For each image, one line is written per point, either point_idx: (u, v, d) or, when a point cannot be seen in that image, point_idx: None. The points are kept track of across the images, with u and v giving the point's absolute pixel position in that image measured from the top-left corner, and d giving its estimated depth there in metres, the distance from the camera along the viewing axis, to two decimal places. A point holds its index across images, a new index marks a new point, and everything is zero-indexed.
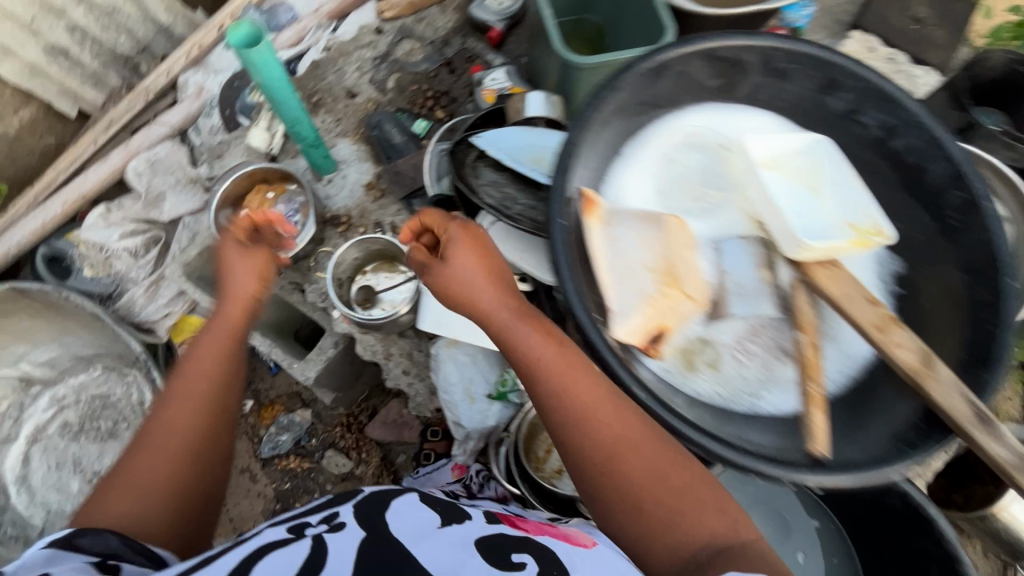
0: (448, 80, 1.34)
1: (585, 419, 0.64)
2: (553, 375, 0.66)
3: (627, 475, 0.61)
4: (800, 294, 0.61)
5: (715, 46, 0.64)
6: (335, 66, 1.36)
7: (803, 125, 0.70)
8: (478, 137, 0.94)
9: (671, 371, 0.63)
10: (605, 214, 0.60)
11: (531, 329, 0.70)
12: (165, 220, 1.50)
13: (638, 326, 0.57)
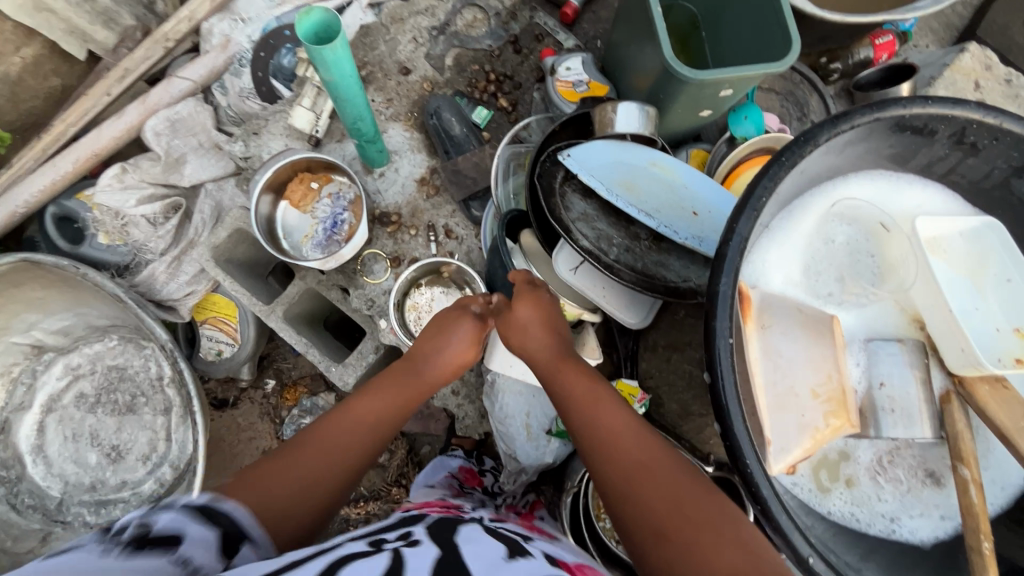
0: (513, 62, 1.20)
1: (609, 449, 0.57)
2: (580, 401, 0.62)
3: (642, 505, 0.52)
4: (958, 417, 0.54)
5: (907, 115, 0.53)
6: (387, 34, 1.20)
7: (974, 206, 0.61)
8: (568, 156, 0.81)
9: (802, 485, 0.57)
10: (758, 313, 0.52)
11: (581, 377, 0.65)
12: (186, 187, 1.36)
13: (792, 455, 0.49)
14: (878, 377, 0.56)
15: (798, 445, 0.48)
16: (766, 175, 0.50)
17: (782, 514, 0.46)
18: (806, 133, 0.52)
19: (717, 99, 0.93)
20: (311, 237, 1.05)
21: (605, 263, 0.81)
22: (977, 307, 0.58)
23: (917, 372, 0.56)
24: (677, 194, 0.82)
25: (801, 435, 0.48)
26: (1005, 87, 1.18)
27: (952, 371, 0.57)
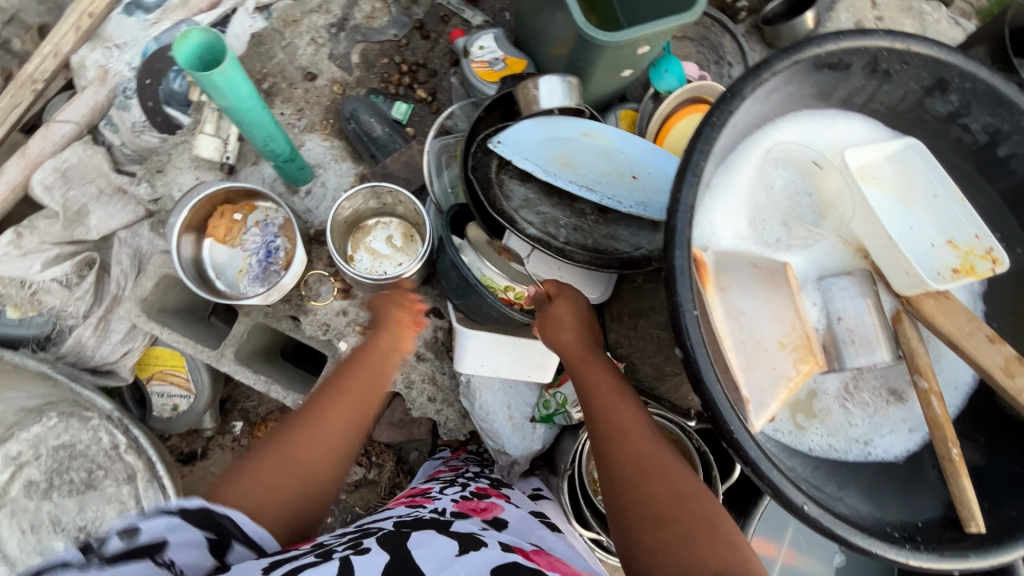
0: (423, 48, 1.14)
1: (622, 441, 0.61)
2: (597, 397, 0.66)
3: (642, 493, 0.57)
4: (911, 335, 0.57)
5: (823, 52, 0.53)
6: (282, 39, 1.11)
7: (895, 130, 0.63)
8: (499, 143, 0.79)
9: (781, 428, 0.58)
10: (715, 275, 0.52)
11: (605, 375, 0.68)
12: (95, 239, 1.24)
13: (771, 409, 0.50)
14: (836, 311, 0.58)
15: (776, 398, 0.49)
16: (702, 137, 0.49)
17: (771, 470, 0.47)
18: (731, 88, 0.51)
19: (636, 57, 0.91)
20: (246, 271, 0.99)
21: (556, 247, 0.80)
22: (911, 227, 0.61)
23: (869, 301, 0.58)
24: (614, 160, 0.80)
25: (778, 388, 0.49)
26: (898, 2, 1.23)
27: (900, 293, 0.59)
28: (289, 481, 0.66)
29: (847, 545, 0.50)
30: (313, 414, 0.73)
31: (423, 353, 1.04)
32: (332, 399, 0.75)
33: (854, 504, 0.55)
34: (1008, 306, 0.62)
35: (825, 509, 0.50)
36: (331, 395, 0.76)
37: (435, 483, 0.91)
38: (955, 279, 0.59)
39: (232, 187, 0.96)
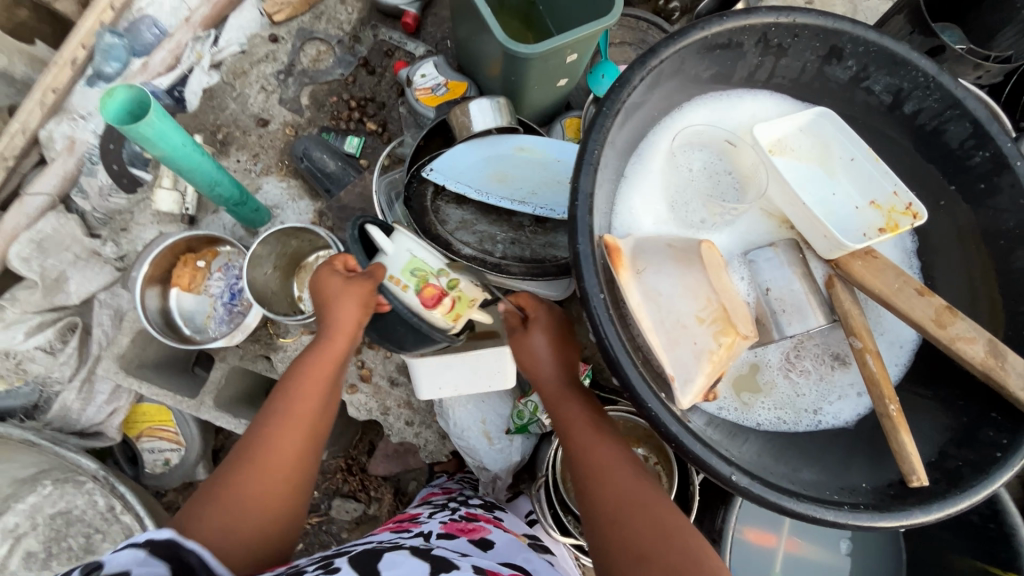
0: (370, 83, 1.18)
1: (602, 481, 0.61)
2: (579, 435, 0.65)
3: (629, 535, 0.56)
4: (843, 298, 0.57)
5: (709, 35, 0.55)
6: (233, 91, 1.16)
7: (804, 101, 0.64)
8: (432, 171, 0.83)
9: (726, 406, 0.58)
10: (632, 259, 0.53)
11: (582, 410, 0.67)
12: (76, 303, 1.26)
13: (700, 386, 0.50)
14: (766, 282, 0.58)
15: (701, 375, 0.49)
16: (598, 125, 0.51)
17: (695, 444, 0.48)
18: (619, 79, 0.53)
19: (567, 66, 0.94)
20: (213, 316, 1.01)
21: (494, 264, 0.82)
22: (834, 192, 0.62)
23: (797, 270, 0.58)
24: (551, 170, 0.83)
25: (702, 363, 0.49)
26: None
27: (827, 257, 0.59)
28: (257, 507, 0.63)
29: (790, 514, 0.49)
30: (268, 424, 0.67)
31: (396, 378, 1.05)
32: (287, 397, 0.69)
33: (808, 478, 0.54)
34: (938, 260, 0.62)
35: (762, 479, 0.50)
36: (284, 397, 0.69)
37: (425, 507, 0.91)
38: (881, 236, 0.58)
39: (191, 237, 0.98)
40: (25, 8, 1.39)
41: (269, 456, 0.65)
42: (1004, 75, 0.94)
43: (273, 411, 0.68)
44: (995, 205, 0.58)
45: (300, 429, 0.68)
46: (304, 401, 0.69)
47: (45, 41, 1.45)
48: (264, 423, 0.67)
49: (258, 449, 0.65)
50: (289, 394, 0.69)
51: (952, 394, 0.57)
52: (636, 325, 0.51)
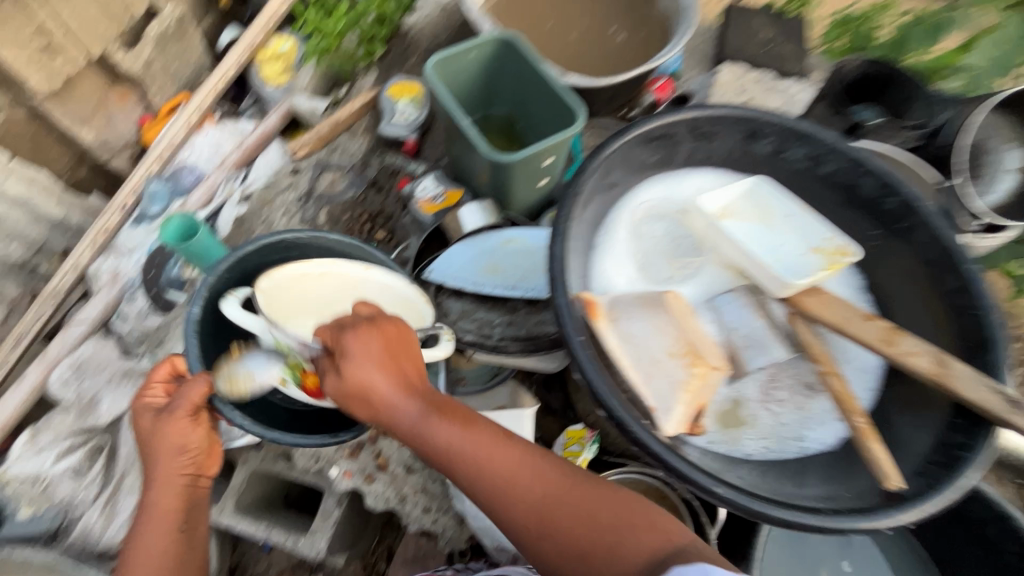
0: (378, 199, 1.35)
1: (511, 482, 0.67)
2: (469, 446, 0.68)
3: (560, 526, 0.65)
4: (803, 330, 0.65)
5: (649, 128, 0.69)
6: (261, 216, 1.34)
7: (744, 173, 0.76)
8: (432, 272, 0.95)
9: (716, 441, 0.62)
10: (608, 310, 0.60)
11: (450, 424, 0.69)
12: (106, 423, 1.34)
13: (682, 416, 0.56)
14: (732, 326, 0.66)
15: (679, 404, 0.56)
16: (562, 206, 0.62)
17: (682, 464, 0.53)
18: (580, 166, 0.66)
19: (546, 168, 1.10)
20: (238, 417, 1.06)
21: (493, 345, 0.90)
22: (784, 243, 0.70)
23: (755, 311, 0.66)
24: (537, 256, 0.95)
25: (678, 394, 0.56)
26: (761, 84, 1.49)
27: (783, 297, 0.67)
28: None
29: (783, 524, 0.52)
30: (149, 545, 0.81)
31: (412, 464, 1.08)
32: (155, 517, 0.82)
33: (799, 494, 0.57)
34: (886, 291, 0.70)
35: (750, 493, 0.54)
36: (149, 519, 0.82)
37: None
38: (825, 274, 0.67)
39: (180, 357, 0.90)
40: (85, 169, 1.64)
41: (159, 564, 0.80)
42: (923, 137, 1.09)
43: (144, 537, 0.81)
44: (918, 238, 0.68)
45: (176, 525, 0.84)
46: (167, 512, 0.83)
47: (99, 194, 1.68)
48: (144, 546, 0.81)
49: (146, 563, 0.80)
50: (151, 516, 0.83)
51: (924, 403, 0.61)
52: (618, 367, 0.58)
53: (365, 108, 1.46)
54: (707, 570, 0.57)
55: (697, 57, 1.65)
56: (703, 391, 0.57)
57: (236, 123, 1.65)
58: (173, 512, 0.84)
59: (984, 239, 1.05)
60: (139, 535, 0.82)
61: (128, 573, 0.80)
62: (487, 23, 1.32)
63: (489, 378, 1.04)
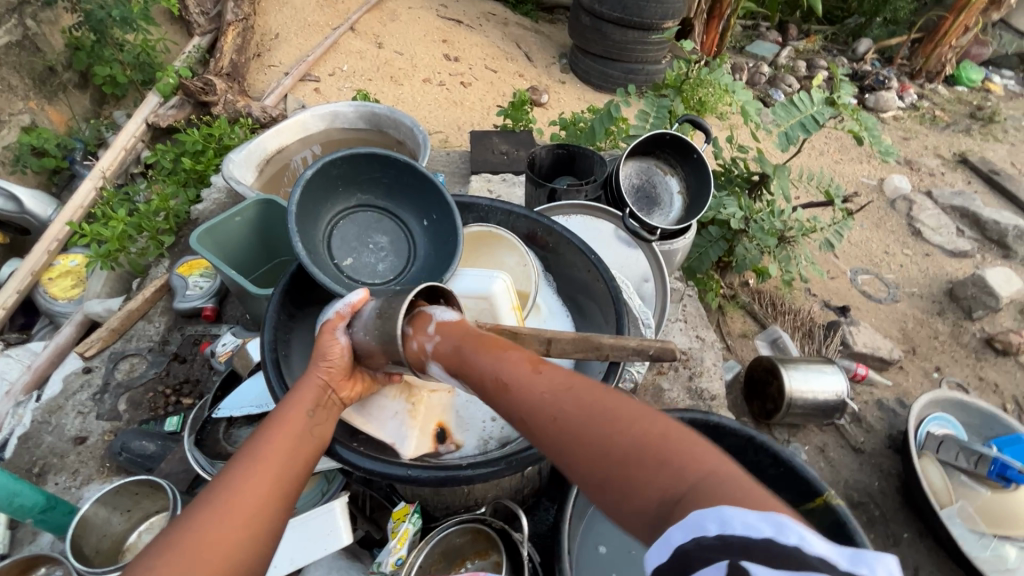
0: (182, 369, 1.37)
1: (547, 395, 0.58)
2: (527, 391, 0.60)
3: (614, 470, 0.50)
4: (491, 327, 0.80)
5: (398, 245, 1.04)
6: (49, 425, 1.28)
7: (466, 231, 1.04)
8: (219, 408, 1.06)
9: (464, 450, 0.87)
10: None
11: (519, 367, 0.62)
12: None
13: (413, 440, 0.83)
14: (366, 333, 0.73)
15: (407, 433, 0.82)
16: (275, 332, 0.87)
17: (368, 464, 0.77)
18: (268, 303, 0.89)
19: None
20: None
21: None
22: (489, 281, 0.90)
23: None
24: None
25: (405, 426, 0.83)
26: (504, 183, 1.88)
27: (479, 312, 0.88)
28: (225, 537, 0.54)
29: (452, 481, 0.76)
30: (208, 514, 0.55)
31: None
32: (285, 429, 0.65)
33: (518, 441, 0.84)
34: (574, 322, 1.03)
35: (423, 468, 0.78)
36: (253, 467, 0.60)
37: None
38: (512, 307, 0.89)
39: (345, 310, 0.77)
40: None
41: (231, 531, 0.55)
42: (601, 186, 1.47)
43: (238, 479, 0.59)
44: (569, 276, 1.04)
45: (290, 467, 0.63)
46: (298, 422, 0.66)
47: None
48: (226, 476, 0.59)
49: (200, 539, 0.53)
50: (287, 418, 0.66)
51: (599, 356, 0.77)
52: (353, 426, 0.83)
53: (159, 293, 1.53)
54: (728, 520, 0.41)
55: (454, 182, 2.04)
56: (424, 413, 0.86)
57: (24, 347, 1.61)
58: (282, 481, 0.61)
59: (667, 243, 1.40)
60: (244, 457, 0.61)
61: (217, 486, 0.58)
62: (254, 192, 1.52)
63: (319, 497, 1.06)
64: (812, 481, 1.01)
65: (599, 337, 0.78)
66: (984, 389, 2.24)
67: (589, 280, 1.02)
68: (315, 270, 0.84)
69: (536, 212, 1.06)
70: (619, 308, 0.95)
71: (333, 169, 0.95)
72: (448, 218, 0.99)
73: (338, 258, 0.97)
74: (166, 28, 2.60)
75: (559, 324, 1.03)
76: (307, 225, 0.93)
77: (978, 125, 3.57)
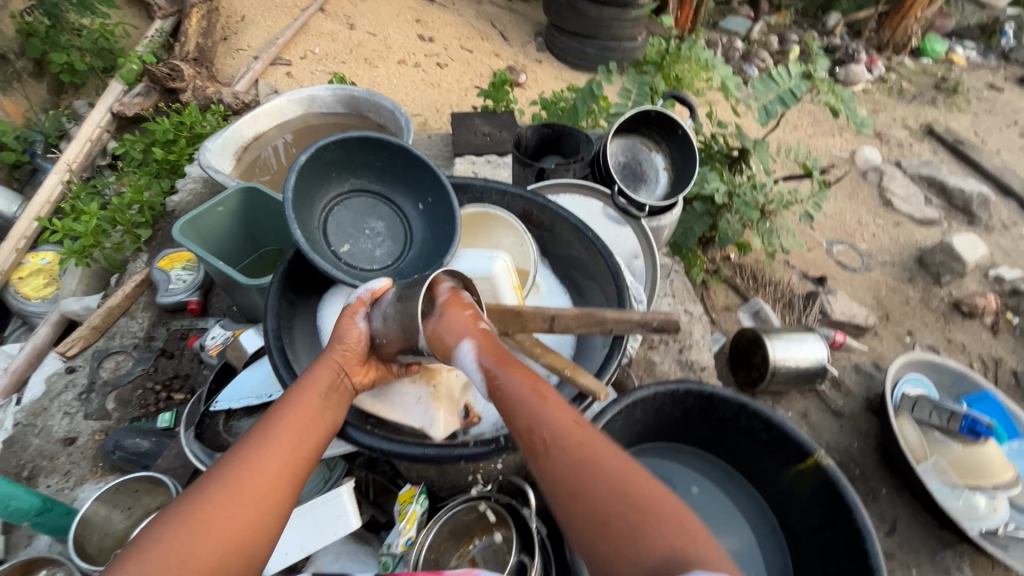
0: (171, 365, 1.35)
1: (561, 427, 0.61)
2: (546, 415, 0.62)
3: (627, 530, 0.53)
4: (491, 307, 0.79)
5: (394, 230, 1.03)
6: (35, 428, 1.24)
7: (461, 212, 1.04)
8: (216, 401, 1.05)
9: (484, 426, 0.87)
10: None
11: (536, 397, 0.64)
12: None
13: (441, 419, 0.82)
14: (386, 322, 0.74)
15: (435, 415, 0.82)
16: (277, 320, 0.85)
17: (387, 446, 0.78)
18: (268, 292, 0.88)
19: None
20: None
21: None
22: (489, 262, 0.90)
23: None
24: None
25: (430, 409, 0.83)
26: (488, 164, 1.87)
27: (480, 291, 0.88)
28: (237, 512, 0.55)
29: (468, 457, 0.78)
30: (222, 488, 0.56)
31: None
32: (301, 409, 0.65)
33: None
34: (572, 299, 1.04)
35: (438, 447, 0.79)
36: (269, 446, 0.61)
37: None
38: (513, 286, 0.90)
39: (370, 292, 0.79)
40: None
41: (248, 507, 0.56)
42: (589, 164, 1.47)
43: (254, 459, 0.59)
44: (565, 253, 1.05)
45: (304, 448, 0.63)
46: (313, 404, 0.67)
47: None
48: (246, 449, 0.60)
49: (217, 514, 0.54)
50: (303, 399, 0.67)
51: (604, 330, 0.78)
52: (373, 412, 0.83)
53: (141, 288, 1.49)
54: None
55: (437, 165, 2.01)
56: (447, 394, 0.85)
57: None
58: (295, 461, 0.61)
59: (655, 220, 1.41)
60: (259, 435, 0.61)
61: (234, 460, 0.59)
62: (234, 180, 1.48)
63: (323, 485, 1.07)
64: (803, 443, 1.05)
65: (602, 312, 0.79)
66: (952, 350, 2.35)
67: (586, 257, 1.03)
68: (316, 257, 0.83)
69: (532, 190, 1.06)
70: (618, 283, 0.96)
71: (326, 153, 0.93)
72: (445, 202, 0.98)
73: (335, 245, 0.96)
74: (124, 11, 2.48)
75: (558, 301, 1.04)
76: (303, 212, 0.91)
77: (943, 96, 3.67)
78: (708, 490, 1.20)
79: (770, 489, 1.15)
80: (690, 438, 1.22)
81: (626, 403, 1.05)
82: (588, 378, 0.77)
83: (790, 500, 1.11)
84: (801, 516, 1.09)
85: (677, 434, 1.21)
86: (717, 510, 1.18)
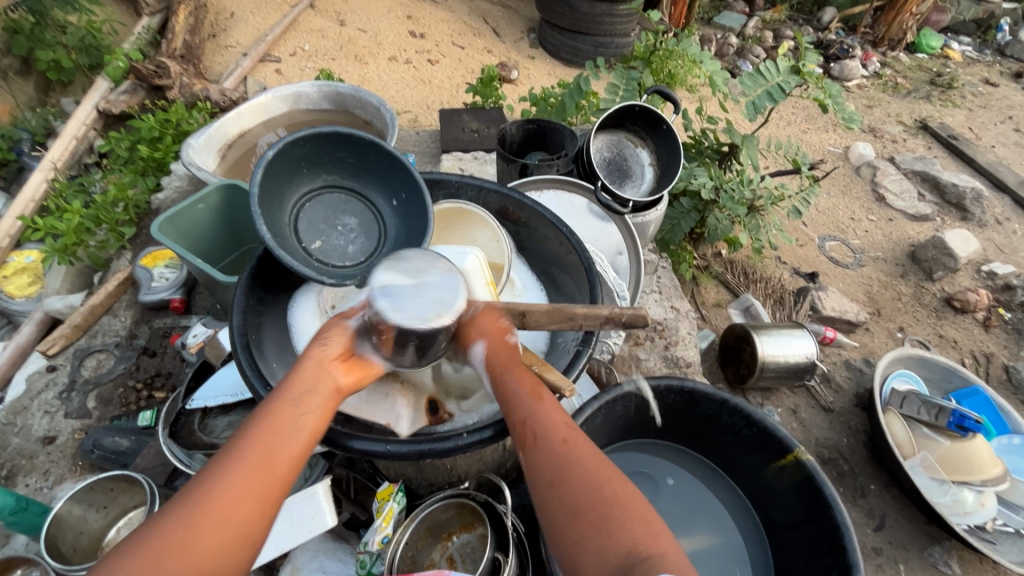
0: (152, 363, 1.34)
1: (549, 424, 0.64)
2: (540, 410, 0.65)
3: (596, 528, 0.56)
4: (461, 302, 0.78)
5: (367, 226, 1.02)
6: (15, 427, 1.23)
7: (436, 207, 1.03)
8: (193, 399, 1.05)
9: (455, 422, 0.87)
10: None
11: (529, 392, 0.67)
12: None
13: (409, 416, 0.82)
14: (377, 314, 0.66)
15: (402, 412, 0.82)
16: (244, 317, 0.85)
17: (355, 443, 0.77)
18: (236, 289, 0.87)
19: None
20: None
21: None
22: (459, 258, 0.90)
23: None
24: None
25: (397, 405, 0.82)
26: (476, 161, 1.86)
27: None
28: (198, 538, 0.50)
29: (436, 453, 0.77)
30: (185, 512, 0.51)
31: None
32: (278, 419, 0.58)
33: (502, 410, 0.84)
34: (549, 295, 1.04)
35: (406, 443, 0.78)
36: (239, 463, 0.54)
37: None
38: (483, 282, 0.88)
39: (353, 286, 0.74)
40: None
41: (212, 533, 0.51)
42: (573, 160, 1.46)
43: (226, 471, 0.54)
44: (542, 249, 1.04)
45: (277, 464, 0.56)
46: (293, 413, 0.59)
47: None
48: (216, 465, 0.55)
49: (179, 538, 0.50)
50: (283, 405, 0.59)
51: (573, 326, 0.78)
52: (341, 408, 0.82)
53: (123, 286, 1.48)
54: None
55: (425, 162, 2.00)
56: (414, 391, 0.85)
57: None
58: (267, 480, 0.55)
59: (639, 216, 1.41)
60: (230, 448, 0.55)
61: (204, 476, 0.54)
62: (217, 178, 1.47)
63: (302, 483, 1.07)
64: (784, 440, 1.04)
65: (572, 308, 0.79)
66: (944, 346, 2.34)
67: (564, 253, 1.02)
68: (283, 253, 0.82)
69: (509, 185, 1.05)
70: (592, 279, 0.96)
71: (296, 149, 0.92)
72: (417, 198, 0.97)
73: (306, 241, 0.95)
74: (112, 9, 2.46)
75: (534, 298, 1.03)
76: (272, 208, 0.90)
77: (937, 92, 3.66)
78: (689, 486, 1.20)
79: (751, 485, 1.15)
80: (672, 434, 1.21)
81: (606, 400, 1.05)
82: (555, 373, 0.76)
83: (770, 496, 1.11)
84: (780, 512, 1.09)
85: (659, 431, 1.21)
86: (698, 506, 1.18)
